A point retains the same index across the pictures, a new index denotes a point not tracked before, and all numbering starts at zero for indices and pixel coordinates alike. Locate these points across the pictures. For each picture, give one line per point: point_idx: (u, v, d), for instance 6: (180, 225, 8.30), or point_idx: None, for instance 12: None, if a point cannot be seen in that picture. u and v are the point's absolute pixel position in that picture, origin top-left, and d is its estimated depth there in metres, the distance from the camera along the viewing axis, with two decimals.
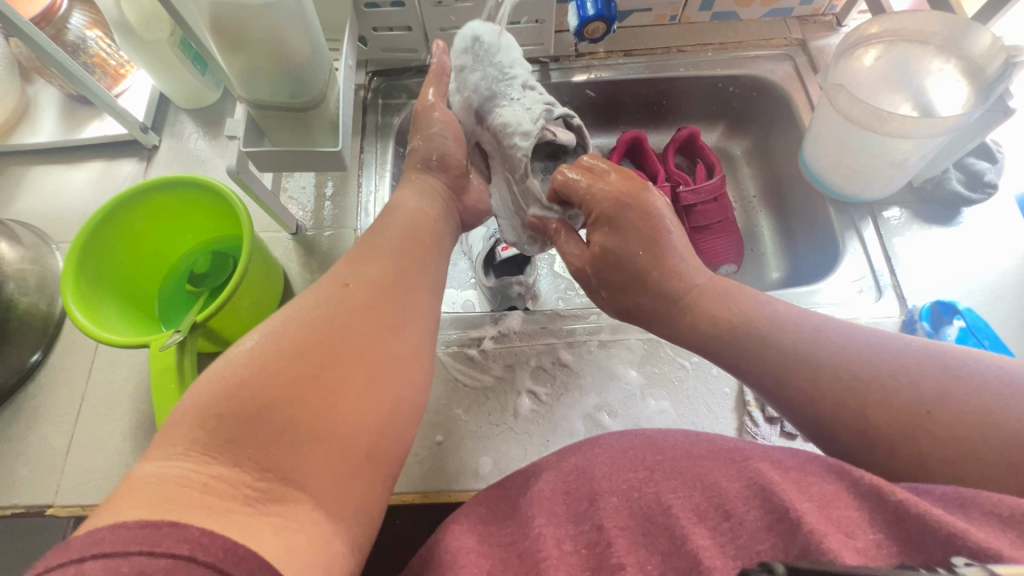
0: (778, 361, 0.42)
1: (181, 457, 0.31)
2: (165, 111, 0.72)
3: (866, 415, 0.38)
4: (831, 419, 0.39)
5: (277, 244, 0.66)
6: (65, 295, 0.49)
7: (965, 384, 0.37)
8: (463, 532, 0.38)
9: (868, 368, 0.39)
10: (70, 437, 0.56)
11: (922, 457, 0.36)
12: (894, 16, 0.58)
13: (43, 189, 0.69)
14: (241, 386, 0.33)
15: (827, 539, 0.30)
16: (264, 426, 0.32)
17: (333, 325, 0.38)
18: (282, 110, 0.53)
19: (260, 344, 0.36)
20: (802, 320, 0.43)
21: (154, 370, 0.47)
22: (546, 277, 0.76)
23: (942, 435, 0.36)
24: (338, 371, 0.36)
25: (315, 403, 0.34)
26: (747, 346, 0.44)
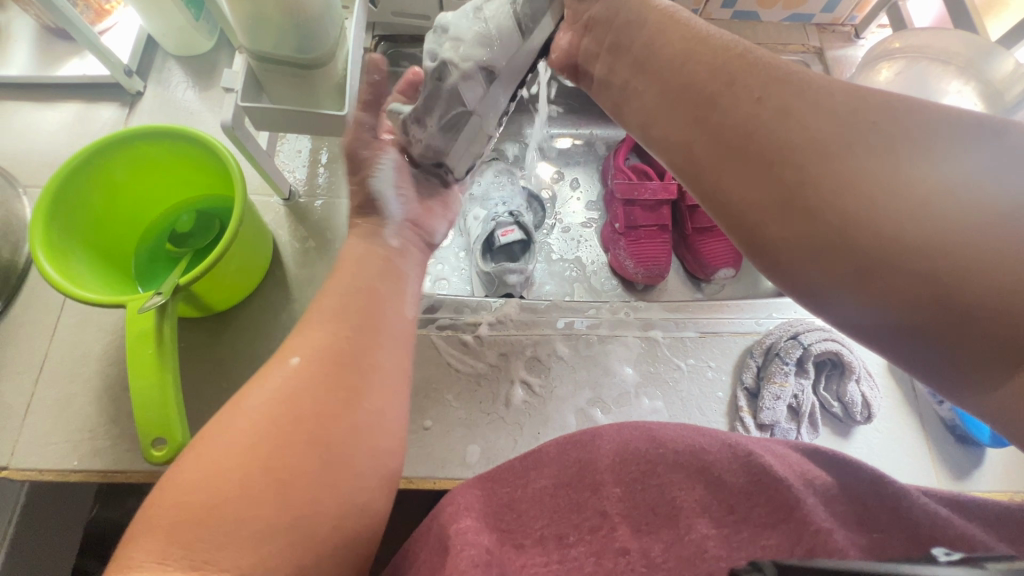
0: (721, 89, 0.36)
1: (139, 567, 0.27)
2: (152, 56, 0.68)
3: (769, 158, 0.32)
4: (817, 205, 0.30)
5: (267, 210, 0.62)
6: (33, 244, 0.45)
7: (925, 150, 0.28)
8: (461, 514, 0.36)
9: (852, 131, 0.30)
10: (30, 396, 0.53)
11: (821, 211, 0.30)
12: (916, 32, 0.59)
13: (11, 126, 0.63)
14: (199, 485, 0.29)
15: (834, 537, 0.30)
16: (220, 531, 0.28)
17: (297, 397, 0.33)
18: (285, 66, 0.49)
19: (212, 435, 0.31)
20: (771, 62, 0.35)
21: (130, 333, 0.43)
22: (543, 265, 0.74)
23: (851, 187, 0.29)
24: (301, 460, 0.31)
25: (284, 492, 0.30)
26: (727, 133, 0.35)
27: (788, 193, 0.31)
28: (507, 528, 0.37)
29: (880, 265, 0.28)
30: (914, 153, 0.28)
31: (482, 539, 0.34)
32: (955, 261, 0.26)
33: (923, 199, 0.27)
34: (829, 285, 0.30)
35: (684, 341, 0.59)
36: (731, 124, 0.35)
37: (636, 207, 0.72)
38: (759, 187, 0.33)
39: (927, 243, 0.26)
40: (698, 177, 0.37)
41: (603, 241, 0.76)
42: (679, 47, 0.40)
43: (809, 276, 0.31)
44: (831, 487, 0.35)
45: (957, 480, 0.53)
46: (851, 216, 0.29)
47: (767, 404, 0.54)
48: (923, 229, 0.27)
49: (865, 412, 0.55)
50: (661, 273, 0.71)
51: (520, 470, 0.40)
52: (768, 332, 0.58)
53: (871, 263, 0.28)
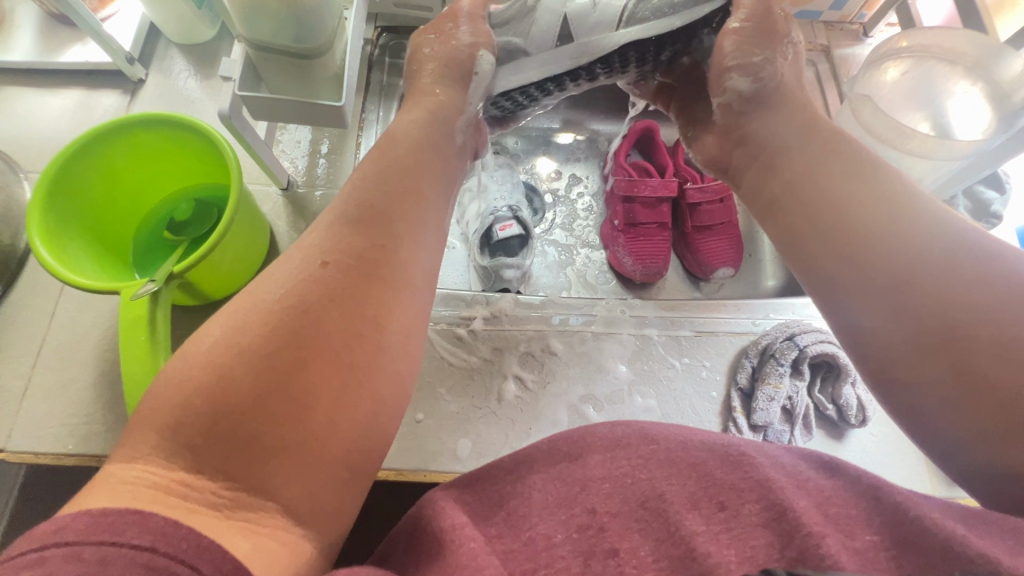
0: (801, 145, 0.42)
1: (142, 462, 0.28)
2: (154, 44, 0.68)
3: (832, 207, 0.37)
4: (887, 277, 0.33)
5: (265, 199, 0.62)
6: (29, 230, 0.45)
7: (959, 228, 0.33)
8: (451, 509, 0.37)
9: (929, 227, 0.34)
10: (27, 379, 0.53)
11: (871, 257, 0.34)
12: (925, 31, 0.57)
13: (13, 112, 0.64)
14: (200, 390, 0.29)
15: (824, 541, 0.31)
16: (224, 435, 0.29)
17: (308, 306, 0.33)
18: (283, 56, 0.49)
19: (222, 339, 0.31)
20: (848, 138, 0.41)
21: (123, 317, 0.43)
22: (541, 259, 0.74)
23: (901, 241, 0.34)
24: (309, 372, 0.31)
25: (289, 403, 0.30)
26: (809, 198, 0.39)
27: (860, 257, 0.35)
28: (495, 531, 0.36)
29: (916, 305, 0.32)
30: (954, 231, 0.33)
31: (478, 535, 0.35)
32: (976, 317, 0.30)
33: (975, 291, 0.31)
34: (873, 320, 0.34)
35: (680, 339, 0.59)
36: (803, 176, 0.40)
37: (637, 205, 0.72)
38: (828, 246, 0.37)
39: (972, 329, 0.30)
40: (772, 214, 0.42)
41: (601, 238, 0.75)
42: (772, 104, 0.46)
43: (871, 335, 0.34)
44: (825, 490, 0.35)
45: (953, 486, 0.53)
46: (898, 261, 0.33)
47: (761, 405, 0.54)
48: (954, 285, 0.31)
49: (860, 416, 0.54)
50: (659, 271, 0.71)
51: (509, 466, 0.40)
52: (764, 333, 0.58)
53: (910, 303, 0.32)
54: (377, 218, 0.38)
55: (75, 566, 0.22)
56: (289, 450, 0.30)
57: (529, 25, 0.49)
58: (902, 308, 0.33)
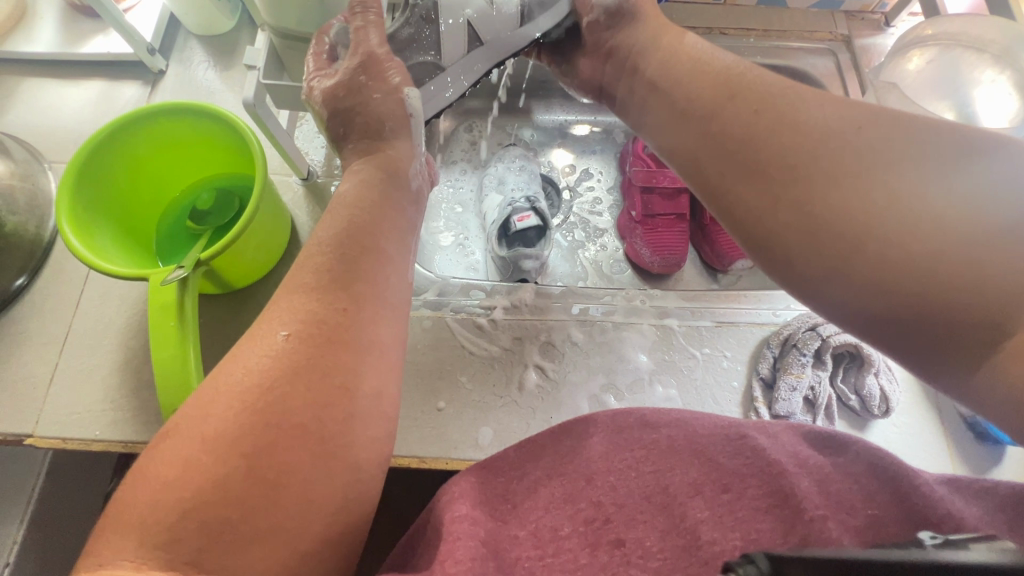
0: (722, 104, 0.38)
1: (104, 570, 0.25)
2: (174, 35, 0.68)
3: (766, 168, 0.34)
4: (818, 214, 0.31)
5: (286, 189, 0.63)
6: (59, 215, 0.46)
7: (906, 157, 0.30)
8: (456, 501, 0.36)
9: (849, 141, 0.31)
10: (53, 366, 0.54)
11: (815, 214, 0.31)
12: (949, 19, 0.58)
13: (37, 102, 0.64)
14: (172, 483, 0.27)
15: (827, 525, 0.30)
16: (197, 529, 0.27)
17: (273, 385, 0.31)
18: (308, 44, 0.49)
19: (190, 423, 0.29)
20: (768, 79, 0.37)
21: (152, 305, 0.44)
22: (559, 252, 0.74)
23: (849, 192, 0.30)
24: (287, 453, 0.30)
25: (267, 490, 0.29)
26: (730, 143, 0.36)
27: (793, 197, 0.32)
28: (501, 519, 0.36)
29: (868, 258, 0.29)
30: (889, 150, 0.30)
31: (477, 531, 0.34)
32: (928, 249, 0.27)
33: (912, 203, 0.28)
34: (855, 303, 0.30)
35: (700, 330, 0.58)
36: (734, 139, 0.36)
37: (655, 195, 0.72)
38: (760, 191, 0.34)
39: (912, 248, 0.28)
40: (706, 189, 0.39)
41: (619, 229, 0.75)
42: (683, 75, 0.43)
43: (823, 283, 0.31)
44: (825, 466, 0.35)
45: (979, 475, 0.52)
46: (839, 214, 0.30)
47: (783, 395, 0.54)
48: (898, 219, 0.28)
49: (883, 407, 0.54)
50: (678, 262, 0.70)
51: (513, 461, 0.41)
52: (785, 323, 0.58)
53: (858, 260, 0.29)
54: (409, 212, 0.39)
55: None
56: (273, 533, 0.28)
57: (436, 40, 0.48)
58: (855, 267, 0.30)
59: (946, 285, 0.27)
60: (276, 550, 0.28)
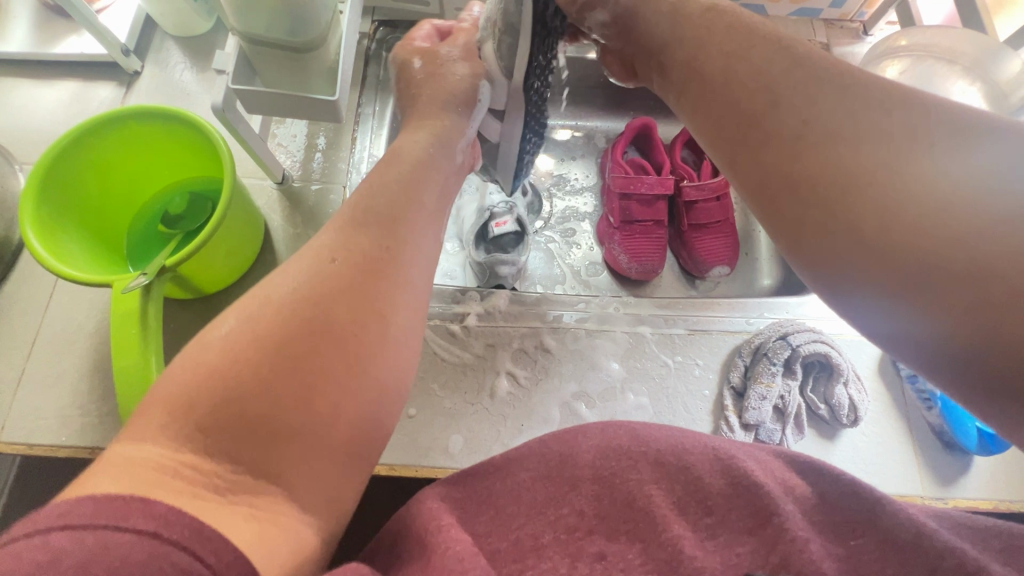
0: (765, 68, 0.31)
1: (154, 443, 0.28)
2: (150, 36, 0.68)
3: (828, 165, 0.27)
4: (878, 215, 0.25)
5: (261, 192, 0.62)
6: (22, 221, 0.45)
7: (991, 151, 0.24)
8: (443, 505, 0.36)
9: (918, 129, 0.25)
10: (21, 371, 0.53)
11: (879, 232, 0.25)
12: (925, 30, 0.58)
13: (9, 102, 0.64)
14: (215, 373, 0.29)
15: (809, 548, 0.32)
16: (233, 419, 0.29)
17: (313, 299, 0.32)
18: (276, 49, 0.49)
19: (237, 323, 0.31)
20: (826, 52, 0.30)
21: (114, 312, 0.43)
22: (538, 257, 0.74)
23: (914, 191, 0.24)
24: (319, 364, 0.31)
25: (297, 396, 0.30)
26: (764, 121, 0.30)
27: (841, 197, 0.26)
28: (483, 529, 0.36)
29: (951, 290, 0.23)
30: (972, 148, 0.24)
31: (465, 538, 0.34)
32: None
33: (1001, 210, 0.23)
34: (903, 322, 0.25)
35: (672, 337, 0.59)
36: (776, 128, 0.29)
37: (633, 202, 0.72)
38: (800, 184, 0.28)
39: (989, 265, 0.22)
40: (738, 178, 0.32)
41: (598, 234, 0.75)
42: (706, 44, 0.35)
43: (870, 301, 0.26)
44: (812, 496, 0.35)
45: (944, 488, 0.53)
46: (900, 218, 0.24)
47: (753, 403, 0.54)
48: (995, 254, 0.22)
49: (852, 416, 0.54)
50: (654, 269, 0.71)
51: (496, 466, 0.39)
52: (757, 332, 0.58)
53: (954, 297, 0.23)
54: (379, 226, 0.37)
55: (79, 550, 0.21)
56: (300, 435, 0.30)
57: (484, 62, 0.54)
58: (940, 302, 0.24)
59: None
60: (301, 451, 0.30)
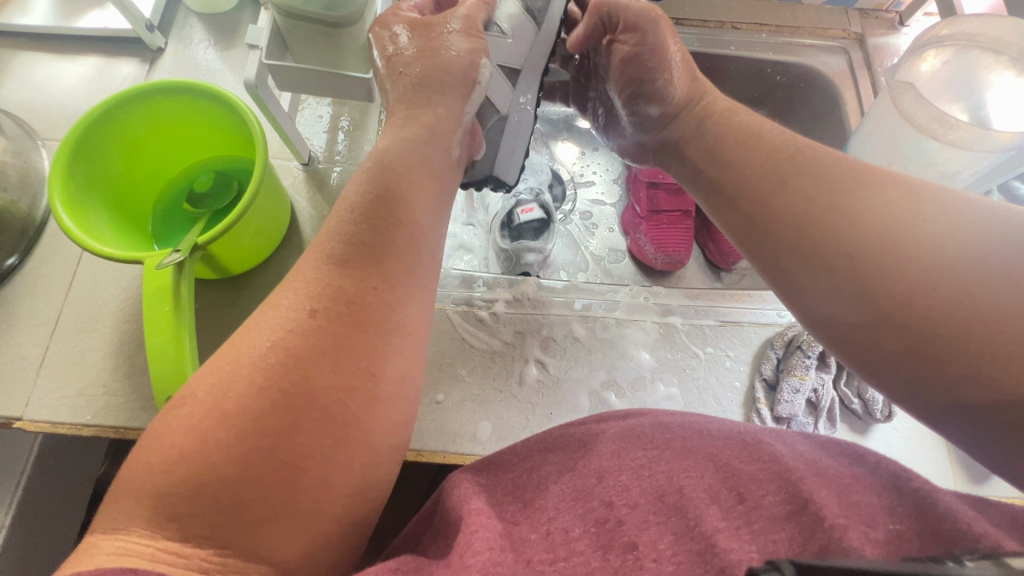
0: (766, 162, 0.40)
1: (129, 532, 0.27)
2: (174, 13, 0.66)
3: (822, 238, 0.34)
4: (867, 281, 0.32)
5: (286, 173, 0.61)
6: (52, 195, 0.44)
7: (954, 228, 0.30)
8: (472, 495, 0.36)
9: (894, 210, 0.32)
10: (45, 349, 0.53)
11: (874, 293, 0.31)
12: (969, 19, 0.55)
13: (30, 77, 0.63)
14: (189, 453, 0.28)
15: (848, 534, 0.28)
16: (211, 501, 0.27)
17: (298, 359, 0.31)
18: (311, 23, 0.47)
19: (210, 398, 0.30)
20: (816, 151, 0.38)
21: (148, 288, 0.43)
22: (563, 247, 0.73)
23: (895, 257, 0.31)
24: (303, 433, 0.30)
25: (277, 470, 0.29)
26: (768, 204, 0.38)
27: (837, 265, 0.33)
28: (512, 520, 0.34)
29: (929, 342, 0.29)
30: (938, 223, 0.31)
31: (493, 525, 0.33)
32: (992, 337, 0.27)
33: (962, 273, 0.29)
34: (894, 364, 0.31)
35: (703, 328, 0.58)
36: (783, 209, 0.37)
37: (660, 191, 0.72)
38: (803, 253, 0.35)
39: (957, 314, 0.28)
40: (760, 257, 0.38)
41: (622, 225, 0.74)
42: (727, 148, 0.43)
43: (868, 352, 0.32)
44: (848, 479, 0.34)
45: (977, 484, 0.52)
46: (884, 279, 0.31)
47: (786, 397, 0.53)
48: (967, 309, 0.28)
49: (886, 411, 0.54)
50: (681, 259, 0.69)
51: (521, 456, 0.40)
52: (790, 325, 0.57)
53: (933, 346, 0.29)
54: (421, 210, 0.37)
55: None
56: (288, 510, 0.28)
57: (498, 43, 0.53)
58: (924, 349, 0.30)
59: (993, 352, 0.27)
60: (285, 529, 0.28)
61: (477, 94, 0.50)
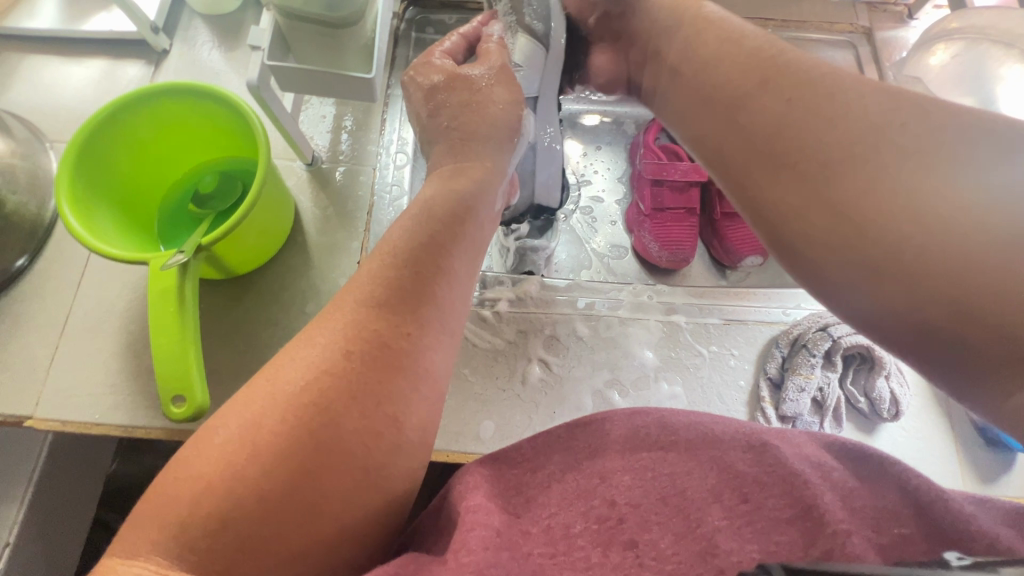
0: (755, 79, 0.38)
1: (144, 559, 0.26)
2: (178, 14, 0.67)
3: (799, 151, 0.33)
4: (840, 198, 0.31)
5: (290, 173, 0.62)
6: (58, 196, 0.45)
7: (947, 147, 0.28)
8: (471, 492, 0.34)
9: (885, 122, 0.30)
10: (55, 348, 0.53)
11: (845, 209, 0.30)
12: (978, 12, 0.56)
13: (38, 80, 0.63)
14: (215, 487, 0.27)
15: (851, 540, 0.28)
16: (232, 540, 0.27)
17: (329, 399, 0.31)
18: (314, 25, 0.48)
19: (240, 430, 0.29)
20: (810, 63, 0.36)
21: (154, 287, 0.44)
22: (566, 246, 0.72)
23: (872, 176, 0.30)
24: (327, 477, 0.29)
25: (299, 490, 0.28)
26: (756, 108, 0.36)
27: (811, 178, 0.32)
28: (516, 514, 0.34)
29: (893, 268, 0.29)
30: (930, 144, 0.29)
31: (493, 522, 0.32)
32: (958, 269, 0.27)
33: (939, 198, 0.27)
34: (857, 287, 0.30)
35: (708, 327, 0.57)
36: (766, 117, 0.36)
37: (665, 188, 0.71)
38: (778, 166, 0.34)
39: (920, 240, 0.28)
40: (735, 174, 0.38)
41: (626, 223, 0.74)
42: (718, 58, 0.41)
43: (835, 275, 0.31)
44: (849, 482, 0.33)
45: (985, 484, 0.52)
46: (854, 196, 0.30)
47: (791, 396, 0.53)
48: (924, 234, 0.27)
49: (893, 409, 0.53)
50: (685, 258, 0.69)
51: (526, 454, 0.39)
52: (796, 323, 0.57)
53: (894, 271, 0.29)
54: None
55: None
56: (303, 552, 0.28)
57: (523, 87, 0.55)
58: (883, 275, 0.29)
59: (959, 287, 0.27)
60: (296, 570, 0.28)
61: (517, 144, 0.51)
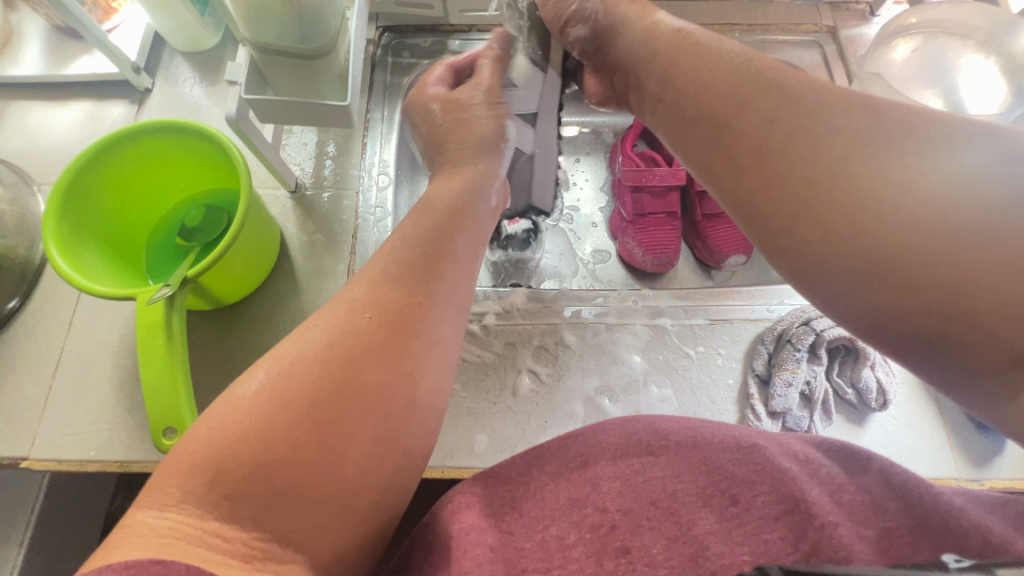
0: (733, 102, 0.35)
1: (177, 508, 0.26)
2: (159, 53, 0.68)
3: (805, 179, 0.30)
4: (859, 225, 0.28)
5: (275, 202, 0.63)
6: (45, 239, 0.46)
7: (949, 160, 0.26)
8: (464, 511, 0.36)
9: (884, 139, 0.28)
10: (48, 387, 0.54)
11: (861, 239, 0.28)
12: (933, 6, 0.58)
13: (25, 125, 0.65)
14: (246, 435, 0.28)
15: (838, 532, 0.29)
16: (262, 483, 0.27)
17: (352, 352, 0.31)
18: (288, 58, 0.49)
19: (270, 379, 0.30)
20: (787, 78, 0.34)
21: (140, 322, 0.44)
22: (552, 257, 0.73)
23: (887, 200, 0.27)
24: (351, 424, 0.30)
25: (315, 474, 0.28)
26: (744, 137, 0.33)
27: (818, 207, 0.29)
28: (507, 529, 0.35)
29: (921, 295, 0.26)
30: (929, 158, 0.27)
31: (485, 539, 0.33)
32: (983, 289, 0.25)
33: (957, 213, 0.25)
34: (883, 315, 0.28)
35: (694, 329, 0.58)
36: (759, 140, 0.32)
37: (644, 194, 0.72)
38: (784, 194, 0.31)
39: (947, 259, 0.26)
40: (715, 185, 0.36)
41: (610, 230, 0.75)
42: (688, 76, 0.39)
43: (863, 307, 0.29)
44: (838, 477, 0.33)
45: (974, 468, 0.52)
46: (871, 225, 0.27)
47: (779, 391, 0.53)
48: (948, 254, 0.26)
49: (880, 399, 0.54)
50: (669, 260, 0.70)
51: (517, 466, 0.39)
52: (779, 319, 0.57)
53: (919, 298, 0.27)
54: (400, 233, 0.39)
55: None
56: (329, 500, 0.28)
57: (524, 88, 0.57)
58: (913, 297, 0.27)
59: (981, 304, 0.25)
60: (323, 520, 0.28)
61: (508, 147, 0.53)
